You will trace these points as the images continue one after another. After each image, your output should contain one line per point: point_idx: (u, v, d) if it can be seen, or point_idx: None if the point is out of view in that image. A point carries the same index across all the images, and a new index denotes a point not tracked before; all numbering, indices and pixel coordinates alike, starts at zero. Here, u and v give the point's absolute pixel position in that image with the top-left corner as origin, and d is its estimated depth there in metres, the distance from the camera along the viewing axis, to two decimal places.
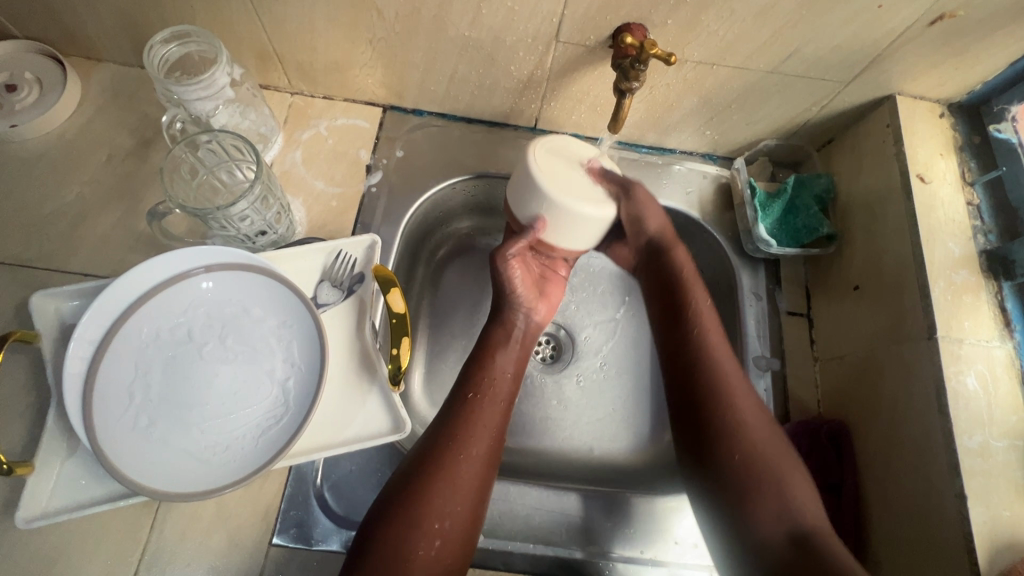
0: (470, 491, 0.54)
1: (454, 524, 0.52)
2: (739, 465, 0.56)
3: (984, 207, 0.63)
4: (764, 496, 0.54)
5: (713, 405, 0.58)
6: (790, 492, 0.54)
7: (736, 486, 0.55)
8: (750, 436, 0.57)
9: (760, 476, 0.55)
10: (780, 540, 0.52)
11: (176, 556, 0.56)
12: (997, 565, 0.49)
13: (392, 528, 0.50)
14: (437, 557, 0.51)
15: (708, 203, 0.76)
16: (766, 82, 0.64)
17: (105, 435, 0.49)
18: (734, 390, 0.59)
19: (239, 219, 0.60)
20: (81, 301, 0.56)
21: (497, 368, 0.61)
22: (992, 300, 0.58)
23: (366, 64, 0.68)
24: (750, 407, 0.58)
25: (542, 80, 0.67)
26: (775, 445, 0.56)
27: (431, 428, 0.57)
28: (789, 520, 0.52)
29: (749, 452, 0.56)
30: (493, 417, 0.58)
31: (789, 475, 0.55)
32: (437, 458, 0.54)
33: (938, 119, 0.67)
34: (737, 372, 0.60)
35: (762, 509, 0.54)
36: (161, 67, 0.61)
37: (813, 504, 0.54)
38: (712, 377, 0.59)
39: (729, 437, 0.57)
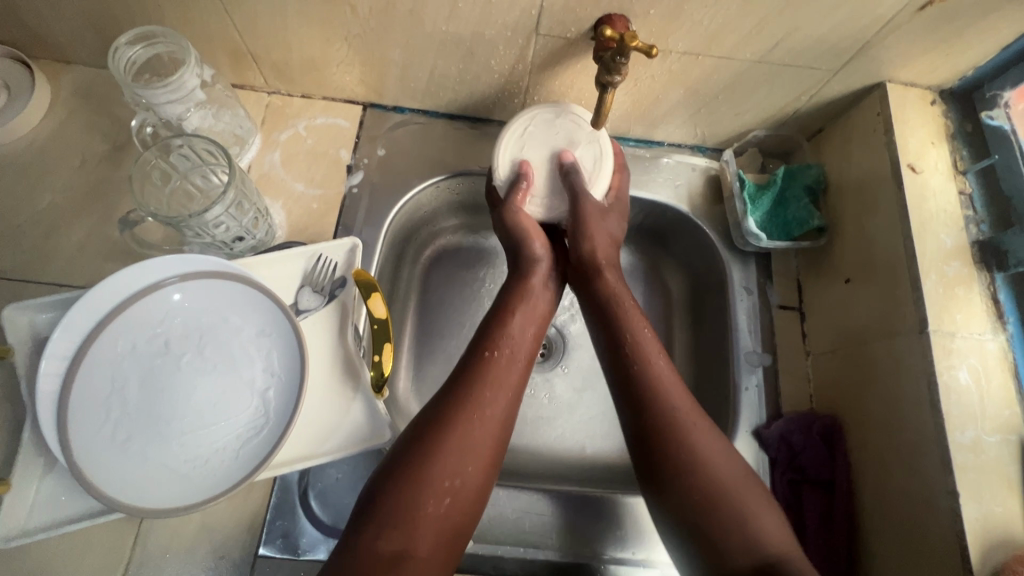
0: (485, 450, 0.52)
1: (465, 483, 0.50)
2: (697, 497, 0.51)
3: (976, 196, 0.61)
4: (730, 525, 0.49)
5: (663, 433, 0.54)
6: (755, 524, 0.50)
7: (702, 513, 0.50)
8: (712, 465, 0.52)
9: (721, 512, 0.50)
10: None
11: (161, 570, 0.55)
12: (990, 562, 0.48)
13: (404, 484, 0.49)
14: (446, 515, 0.49)
15: (697, 195, 0.75)
16: (754, 72, 0.63)
17: (81, 452, 0.48)
18: (685, 417, 0.54)
19: (214, 225, 0.58)
20: (53, 313, 0.55)
21: (516, 328, 0.61)
22: (984, 292, 0.57)
23: (343, 61, 0.66)
24: (707, 438, 0.53)
25: (523, 74, 0.65)
26: (732, 473, 0.52)
27: (443, 388, 0.56)
28: (753, 553, 0.48)
29: (709, 486, 0.51)
30: (511, 377, 0.57)
31: (753, 507, 0.50)
32: (450, 413, 0.53)
33: (929, 106, 0.65)
34: (686, 399, 0.56)
35: (726, 541, 0.49)
36: (128, 69, 0.59)
37: (778, 530, 0.50)
38: (659, 406, 0.55)
39: (687, 468, 0.52)
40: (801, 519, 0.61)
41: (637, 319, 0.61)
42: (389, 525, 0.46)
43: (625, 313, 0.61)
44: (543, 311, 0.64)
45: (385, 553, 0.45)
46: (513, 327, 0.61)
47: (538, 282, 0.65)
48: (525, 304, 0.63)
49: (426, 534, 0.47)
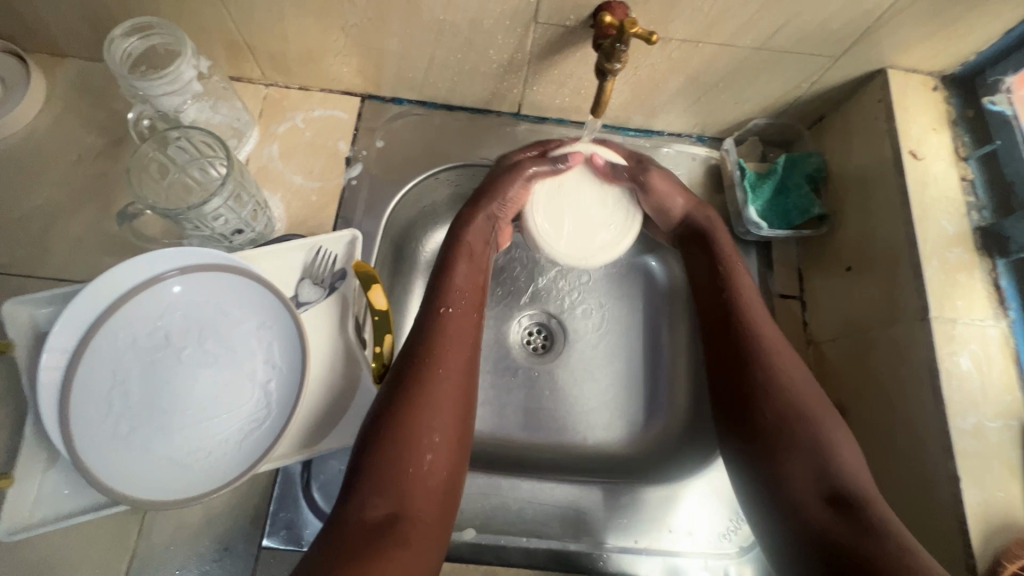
0: (452, 404, 0.54)
1: (442, 438, 0.52)
2: (777, 424, 0.55)
3: (978, 182, 0.61)
4: (807, 447, 0.53)
5: (755, 368, 0.58)
6: (833, 455, 0.53)
7: (783, 439, 0.54)
8: (789, 391, 0.56)
9: (798, 438, 0.54)
10: (821, 501, 0.51)
11: (165, 562, 0.55)
12: (991, 547, 0.49)
13: (382, 450, 0.49)
14: (431, 470, 0.51)
15: (697, 185, 0.75)
16: (755, 59, 0.62)
17: (83, 446, 0.48)
18: (776, 353, 0.58)
19: (213, 218, 0.58)
20: (53, 307, 0.55)
21: (462, 275, 0.63)
22: (986, 278, 0.57)
23: (340, 52, 0.66)
24: (790, 367, 0.57)
25: (522, 63, 0.65)
26: (817, 403, 0.55)
27: (408, 344, 0.57)
28: (833, 482, 0.51)
29: (792, 415, 0.55)
30: (466, 330, 0.59)
31: (832, 438, 0.53)
32: (417, 370, 0.54)
33: (931, 93, 0.65)
34: (775, 333, 0.60)
35: (796, 467, 0.53)
36: (124, 62, 0.58)
37: (860, 471, 0.52)
38: (755, 343, 0.59)
39: (776, 396, 0.56)
40: None
41: (739, 268, 0.65)
42: (375, 492, 0.48)
43: (723, 258, 0.65)
44: (484, 261, 0.66)
45: (373, 520, 0.47)
46: (457, 277, 0.62)
47: (478, 237, 0.66)
48: (470, 251, 0.65)
49: (416, 492, 0.49)
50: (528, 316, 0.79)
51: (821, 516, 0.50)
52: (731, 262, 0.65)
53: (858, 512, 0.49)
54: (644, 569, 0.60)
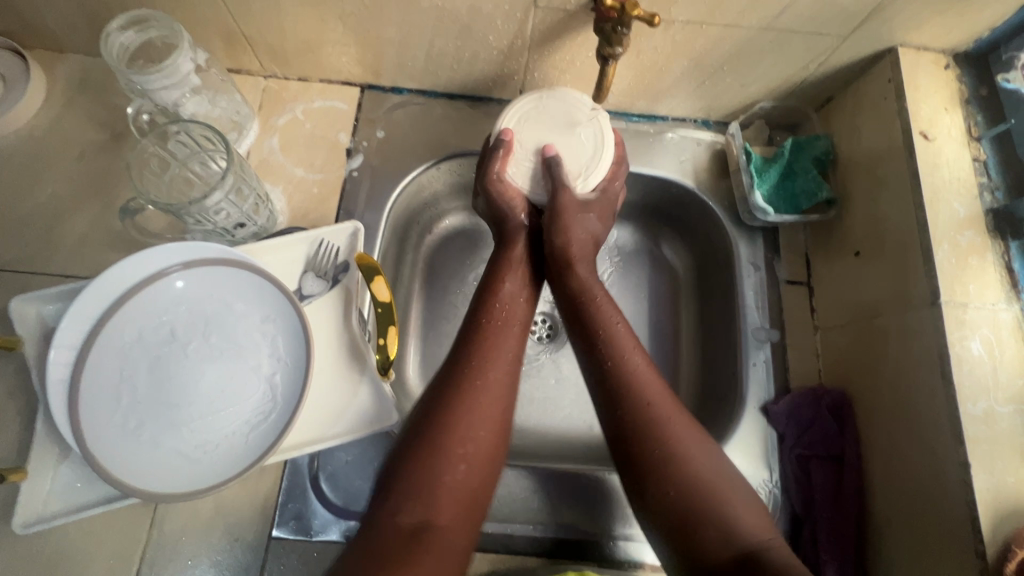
0: (492, 418, 0.53)
1: (478, 449, 0.51)
2: (677, 501, 0.51)
3: (991, 163, 0.60)
4: (711, 517, 0.49)
5: (639, 432, 0.53)
6: (733, 520, 0.49)
7: (679, 510, 0.50)
8: (682, 455, 0.52)
9: (700, 505, 0.50)
10: (734, 567, 0.47)
11: (177, 553, 0.56)
12: (1002, 533, 0.48)
13: (416, 458, 0.49)
14: (464, 481, 0.50)
15: (702, 170, 0.74)
16: (760, 40, 0.61)
17: (94, 439, 0.49)
18: (665, 418, 0.54)
19: (214, 211, 0.58)
20: (61, 303, 0.55)
21: (508, 293, 0.62)
22: (998, 261, 0.56)
23: (338, 41, 0.65)
24: (680, 428, 0.54)
25: (523, 49, 0.64)
26: (710, 465, 0.52)
27: (450, 355, 0.58)
28: (738, 545, 0.48)
29: (685, 489, 0.51)
30: (509, 343, 0.59)
31: (727, 496, 0.50)
32: (456, 383, 0.54)
33: (943, 70, 0.63)
34: (659, 389, 0.56)
35: (710, 539, 0.48)
36: (121, 56, 0.58)
37: (757, 520, 0.50)
38: (639, 412, 0.54)
39: (670, 469, 0.51)
40: (810, 494, 0.61)
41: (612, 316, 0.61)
42: (410, 497, 0.47)
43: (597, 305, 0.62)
44: (531, 273, 0.66)
45: (408, 525, 0.46)
46: (504, 292, 0.62)
47: (526, 244, 0.66)
48: (514, 268, 0.64)
49: (444, 501, 0.48)
50: None
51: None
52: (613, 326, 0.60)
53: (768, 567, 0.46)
54: (651, 557, 0.60)
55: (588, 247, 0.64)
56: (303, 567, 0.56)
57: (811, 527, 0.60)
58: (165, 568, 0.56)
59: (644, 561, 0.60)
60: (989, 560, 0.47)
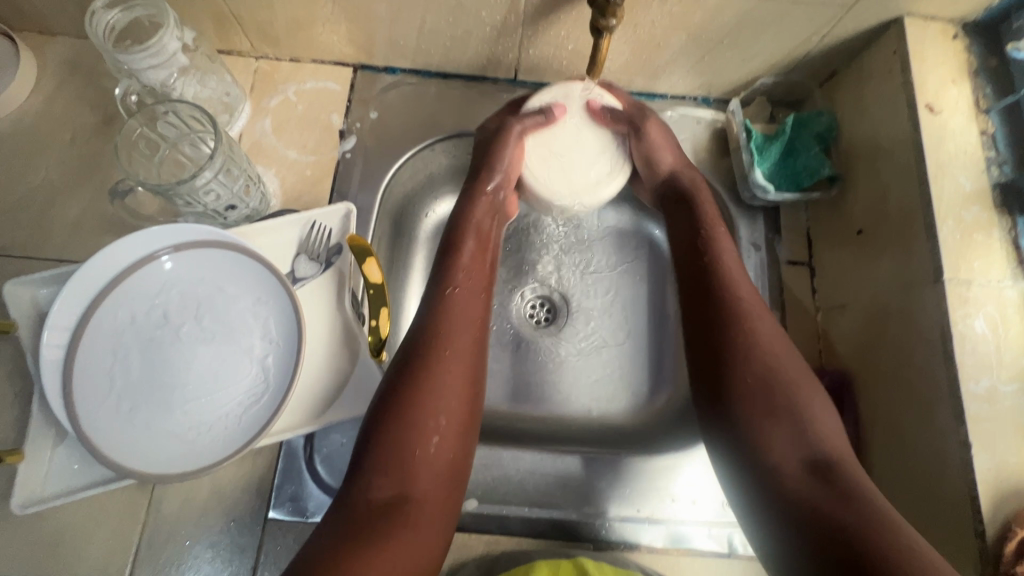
0: (462, 388, 0.53)
1: (450, 421, 0.51)
2: (757, 394, 0.52)
3: (1000, 136, 0.58)
4: (787, 415, 0.51)
5: (732, 333, 0.55)
6: (809, 422, 0.50)
7: (758, 407, 0.51)
8: (771, 357, 0.53)
9: (781, 400, 0.51)
10: (798, 469, 0.48)
11: (174, 534, 0.56)
12: (1002, 513, 0.47)
13: (388, 434, 0.49)
14: (437, 452, 0.50)
15: (702, 150, 0.72)
16: (761, 12, 0.59)
17: (87, 422, 0.49)
18: (756, 317, 0.55)
19: (204, 193, 0.57)
20: (53, 287, 0.55)
21: (467, 257, 0.62)
22: (1005, 237, 0.54)
23: (328, 19, 0.64)
24: (772, 332, 0.55)
25: (516, 25, 0.62)
26: (797, 372, 0.53)
27: (415, 324, 0.57)
28: (810, 448, 0.49)
29: (765, 384, 0.52)
30: (474, 311, 0.58)
31: (809, 403, 0.51)
32: (423, 354, 0.53)
33: (951, 41, 0.61)
34: (755, 298, 0.57)
35: (778, 437, 0.50)
36: (107, 35, 0.57)
37: (833, 431, 0.51)
38: (734, 311, 0.56)
39: (757, 363, 0.53)
40: None
41: (720, 231, 0.62)
42: (381, 473, 0.48)
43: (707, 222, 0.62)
44: (494, 240, 0.65)
45: (380, 501, 0.47)
46: (465, 258, 0.61)
47: (484, 210, 0.65)
48: (477, 233, 0.64)
49: (420, 476, 0.49)
50: (529, 289, 0.78)
51: (797, 479, 0.48)
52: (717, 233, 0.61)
53: (835, 478, 0.47)
54: (648, 537, 0.60)
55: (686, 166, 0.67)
56: (298, 548, 0.57)
57: None
58: (163, 549, 0.56)
59: (641, 541, 0.60)
60: (988, 540, 0.47)
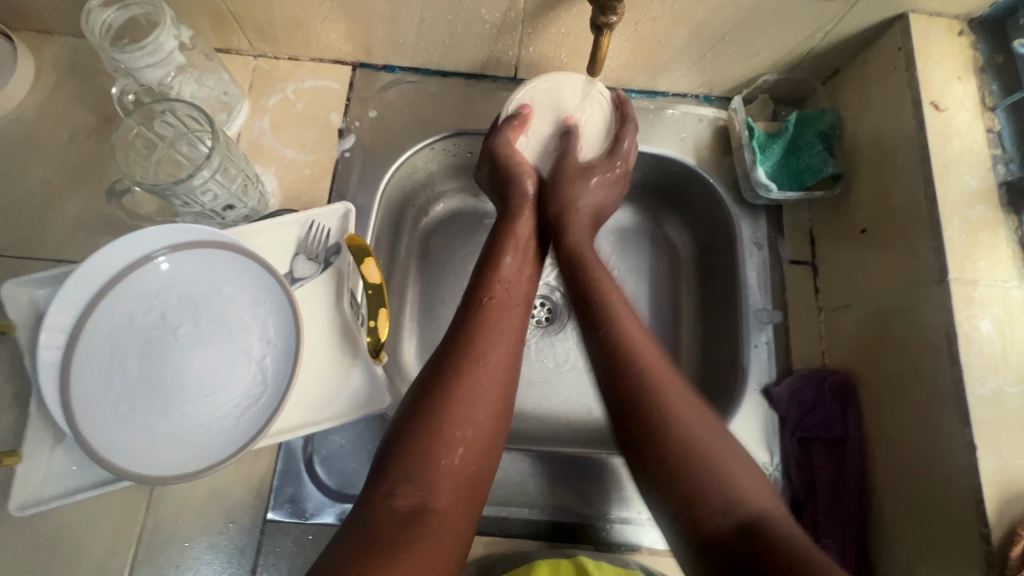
0: (491, 399, 0.52)
1: (477, 432, 0.50)
2: (673, 458, 0.49)
3: (1006, 134, 0.57)
4: (706, 479, 0.48)
5: (635, 394, 0.52)
6: (731, 479, 0.48)
7: (673, 473, 0.49)
8: (678, 418, 0.51)
9: (696, 468, 0.48)
10: (732, 530, 0.46)
11: (173, 536, 0.56)
12: (1007, 517, 0.46)
13: (414, 439, 0.48)
14: (461, 464, 0.49)
15: (704, 147, 0.71)
16: (764, 8, 0.58)
17: (85, 423, 0.49)
18: (658, 374, 0.53)
19: (201, 193, 0.57)
20: (51, 288, 0.55)
21: (508, 268, 0.61)
22: (1011, 237, 0.53)
23: (326, 17, 0.63)
24: (679, 392, 0.52)
25: (516, 22, 0.62)
26: (708, 431, 0.50)
27: (450, 333, 0.56)
28: (736, 511, 0.47)
29: (681, 450, 0.49)
30: (512, 322, 0.57)
31: (727, 461, 0.49)
32: (455, 363, 0.53)
33: (957, 37, 0.60)
34: (654, 353, 0.55)
35: (709, 500, 0.47)
36: (104, 34, 0.57)
37: (756, 489, 0.48)
38: (632, 375, 0.53)
39: (663, 432, 0.50)
40: (811, 477, 0.60)
41: (607, 280, 0.60)
42: (405, 480, 0.46)
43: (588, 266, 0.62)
44: (535, 250, 0.65)
45: (403, 508, 0.45)
46: (504, 268, 0.61)
47: (529, 219, 0.65)
48: (516, 243, 0.63)
49: (443, 485, 0.47)
50: None
51: (731, 542, 0.45)
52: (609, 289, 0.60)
53: (763, 535, 0.45)
54: (649, 539, 0.60)
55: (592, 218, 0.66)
56: (298, 549, 0.57)
57: (813, 510, 0.59)
58: (161, 551, 0.56)
59: (642, 544, 0.60)
60: (994, 543, 0.46)
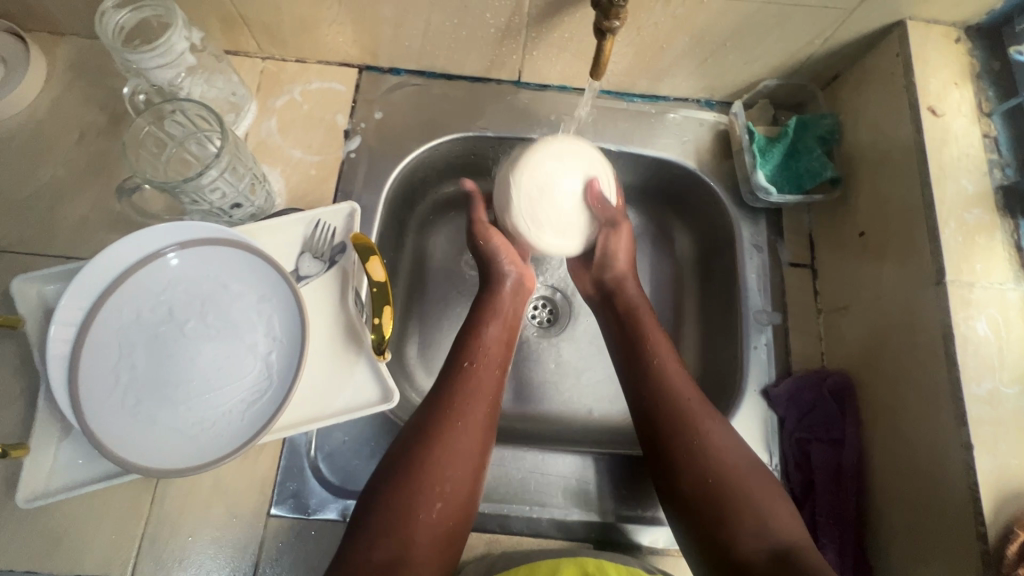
0: (469, 456, 0.53)
1: (454, 489, 0.51)
2: (713, 486, 0.52)
3: (1002, 139, 0.58)
4: (742, 509, 0.50)
5: (672, 426, 0.55)
6: (766, 513, 0.50)
7: (711, 505, 0.51)
8: (717, 453, 0.53)
9: (729, 501, 0.51)
10: (764, 560, 0.48)
11: (177, 530, 0.57)
12: (1004, 517, 0.47)
13: (392, 496, 0.50)
14: (439, 519, 0.50)
15: (705, 151, 0.72)
16: (764, 15, 0.59)
17: (93, 417, 0.49)
18: (694, 410, 0.55)
19: (210, 190, 0.58)
20: (61, 283, 0.56)
21: (491, 337, 0.62)
22: (1008, 240, 0.54)
23: (334, 20, 0.64)
24: (717, 429, 0.54)
25: (520, 27, 0.63)
26: (743, 463, 0.53)
27: (430, 392, 0.57)
28: (768, 538, 0.49)
29: (720, 479, 0.52)
30: (489, 385, 0.58)
31: (761, 497, 0.51)
32: (433, 421, 0.54)
33: (954, 44, 0.61)
34: (694, 391, 0.57)
35: (743, 527, 0.50)
36: (116, 35, 0.58)
37: (789, 518, 0.51)
38: (672, 410, 0.56)
39: (705, 465, 0.52)
40: (810, 477, 0.60)
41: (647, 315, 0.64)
42: (382, 533, 0.48)
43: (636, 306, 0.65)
44: (515, 319, 0.65)
45: (381, 561, 0.47)
46: (485, 337, 0.62)
47: (508, 294, 0.66)
48: (500, 312, 0.64)
49: (420, 538, 0.49)
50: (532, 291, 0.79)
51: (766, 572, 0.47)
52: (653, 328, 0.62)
53: (798, 567, 0.47)
54: (650, 538, 0.61)
55: (628, 254, 0.67)
56: (301, 544, 0.57)
57: (810, 509, 0.60)
58: (165, 545, 0.56)
59: (642, 542, 0.60)
60: (990, 542, 0.46)
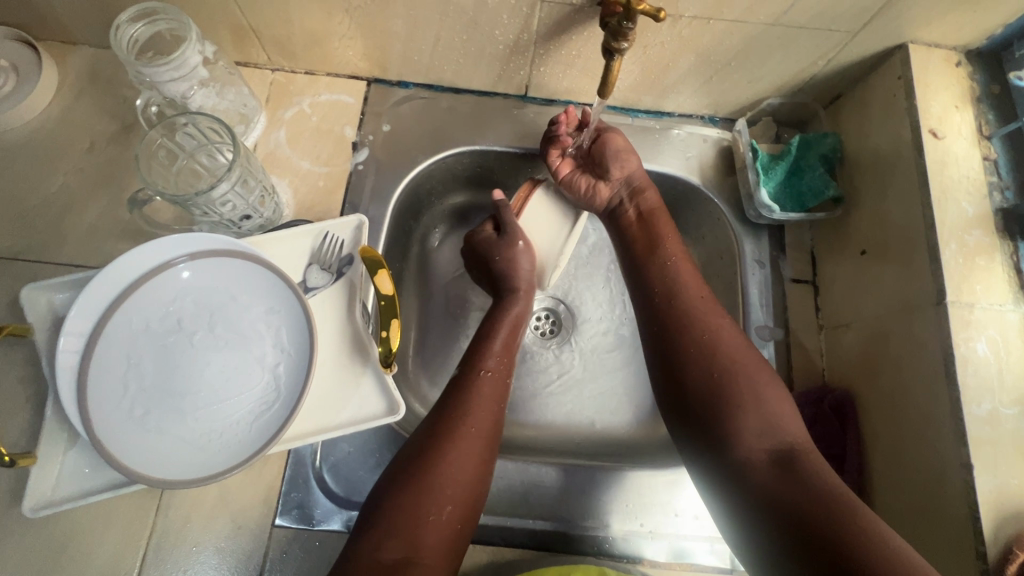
0: (478, 459, 0.54)
1: (464, 491, 0.52)
2: (720, 381, 0.55)
3: (1002, 162, 0.59)
4: (746, 406, 0.54)
5: (684, 326, 0.59)
6: (771, 411, 0.54)
7: (718, 400, 0.55)
8: (726, 352, 0.57)
9: (735, 399, 0.54)
10: (764, 456, 0.51)
11: (182, 539, 0.57)
12: (1002, 538, 0.48)
13: (403, 497, 0.50)
14: (448, 522, 0.50)
15: (708, 167, 0.73)
16: (769, 36, 0.60)
17: (102, 427, 0.49)
18: (707, 313, 0.60)
19: (220, 203, 0.58)
20: (70, 293, 0.56)
21: (499, 342, 0.64)
22: (1007, 261, 0.55)
23: (345, 34, 0.65)
24: (727, 331, 0.59)
25: (529, 44, 0.64)
26: (750, 362, 0.57)
27: (441, 398, 0.58)
28: (772, 436, 0.52)
29: (726, 375, 0.56)
30: (500, 391, 0.59)
31: (766, 396, 0.54)
32: (447, 424, 0.55)
33: (955, 68, 0.62)
34: (705, 298, 0.61)
35: (748, 428, 0.53)
36: (130, 47, 0.59)
37: (793, 420, 0.54)
38: (681, 312, 0.60)
39: (711, 360, 0.57)
40: None
41: (662, 222, 0.68)
42: (392, 533, 0.48)
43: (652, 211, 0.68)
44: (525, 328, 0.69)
45: (389, 560, 0.47)
46: (497, 343, 0.64)
47: (524, 297, 0.69)
48: (513, 316, 0.67)
49: (428, 538, 0.49)
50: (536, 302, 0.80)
51: (763, 468, 0.51)
52: (668, 239, 0.66)
53: (795, 462, 0.50)
54: (651, 551, 0.61)
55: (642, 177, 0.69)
56: (304, 556, 0.57)
57: None
58: (170, 554, 0.57)
59: (643, 556, 0.61)
60: (990, 562, 0.47)
